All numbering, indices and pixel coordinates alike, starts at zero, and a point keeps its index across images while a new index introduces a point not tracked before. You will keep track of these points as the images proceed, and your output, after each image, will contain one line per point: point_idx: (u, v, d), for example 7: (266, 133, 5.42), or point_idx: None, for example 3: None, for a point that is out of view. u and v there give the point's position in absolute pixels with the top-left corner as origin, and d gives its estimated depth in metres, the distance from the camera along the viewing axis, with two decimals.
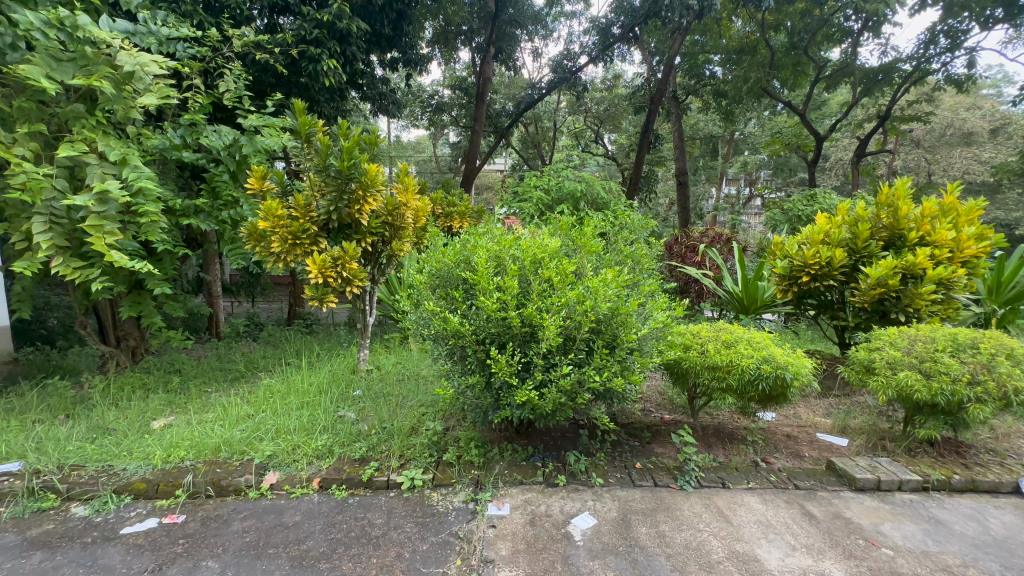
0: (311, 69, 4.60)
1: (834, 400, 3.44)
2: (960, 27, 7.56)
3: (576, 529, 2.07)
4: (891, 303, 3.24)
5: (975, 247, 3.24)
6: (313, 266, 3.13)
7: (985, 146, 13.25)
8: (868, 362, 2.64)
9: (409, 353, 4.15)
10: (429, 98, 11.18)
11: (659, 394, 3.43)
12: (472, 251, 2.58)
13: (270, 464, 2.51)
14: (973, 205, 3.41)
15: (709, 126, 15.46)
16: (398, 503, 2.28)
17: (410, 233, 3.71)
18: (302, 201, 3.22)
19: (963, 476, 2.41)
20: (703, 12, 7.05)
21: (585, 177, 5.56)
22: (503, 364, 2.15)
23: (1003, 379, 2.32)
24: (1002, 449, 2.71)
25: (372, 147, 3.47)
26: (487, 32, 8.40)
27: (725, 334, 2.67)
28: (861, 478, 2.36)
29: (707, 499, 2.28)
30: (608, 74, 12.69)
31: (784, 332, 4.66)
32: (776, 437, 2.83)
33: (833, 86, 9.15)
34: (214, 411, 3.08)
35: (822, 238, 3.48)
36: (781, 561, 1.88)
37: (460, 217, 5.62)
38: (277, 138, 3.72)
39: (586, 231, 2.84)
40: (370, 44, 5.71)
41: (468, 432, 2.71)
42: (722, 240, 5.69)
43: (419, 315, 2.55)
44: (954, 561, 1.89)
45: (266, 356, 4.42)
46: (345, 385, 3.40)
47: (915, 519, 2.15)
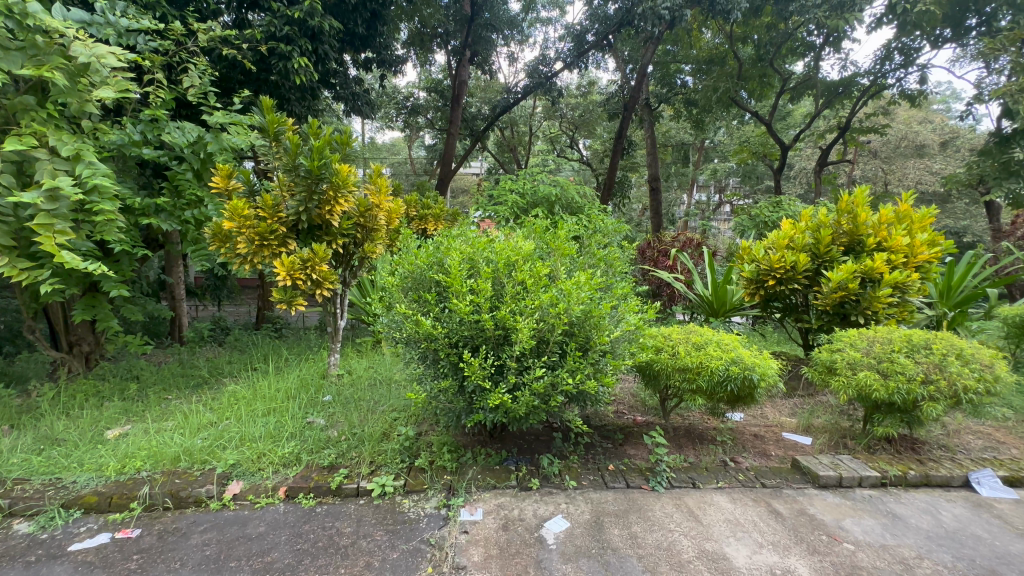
0: (281, 66, 4.48)
1: (799, 399, 3.55)
2: (913, 45, 7.97)
3: (550, 533, 2.06)
4: (851, 305, 3.37)
5: (929, 252, 3.39)
6: (281, 268, 3.04)
7: (936, 158, 14.00)
8: (829, 363, 2.73)
9: (381, 358, 4.07)
10: (404, 99, 11.17)
11: (632, 396, 3.47)
12: (445, 253, 2.57)
13: (233, 473, 2.42)
14: (926, 213, 3.55)
15: (680, 133, 15.85)
16: (368, 510, 2.23)
17: (383, 235, 3.63)
18: (270, 201, 3.13)
19: (918, 471, 2.51)
20: (674, 22, 7.20)
21: (560, 181, 5.63)
22: (476, 368, 2.13)
23: (954, 377, 2.44)
24: (953, 445, 2.85)
25: (344, 148, 3.41)
26: (463, 35, 8.37)
27: (695, 335, 2.73)
28: (824, 475, 2.43)
29: (679, 500, 2.30)
30: (583, 81, 12.86)
31: (751, 334, 4.79)
32: (744, 437, 2.90)
33: (797, 98, 9.51)
34: (174, 419, 2.95)
35: (787, 242, 3.59)
36: (749, 559, 1.91)
37: (435, 219, 5.58)
38: (244, 136, 3.60)
39: (559, 234, 2.85)
40: (344, 43, 5.63)
41: (441, 436, 2.68)
42: (693, 245, 5.82)
43: (391, 318, 2.52)
44: (910, 553, 1.97)
45: (231, 360, 4.26)
46: (314, 390, 3.31)
47: (874, 514, 2.23)
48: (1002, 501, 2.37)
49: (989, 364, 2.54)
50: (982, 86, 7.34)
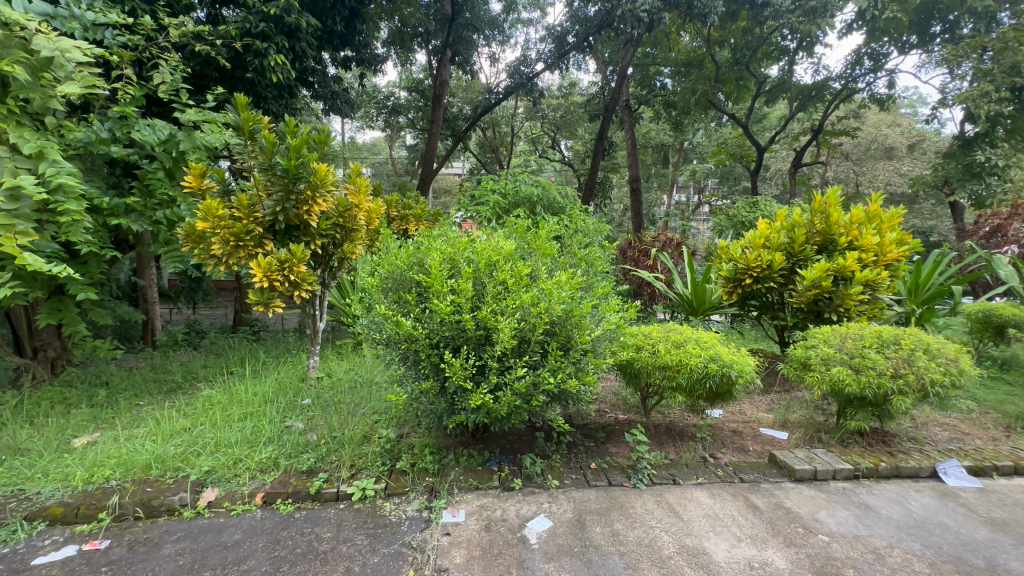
0: (257, 63, 4.38)
1: (776, 395, 3.62)
2: (882, 50, 8.22)
3: (532, 533, 2.06)
4: (825, 303, 3.47)
5: (897, 250, 3.50)
6: (258, 270, 2.97)
7: (904, 160, 14.49)
8: (804, 359, 2.81)
9: (362, 359, 4.01)
10: (385, 98, 11.06)
11: (614, 394, 3.50)
12: (426, 253, 2.55)
13: (207, 480, 2.36)
14: (894, 212, 3.66)
15: (660, 135, 16.06)
16: (349, 515, 2.20)
17: (362, 235, 3.59)
18: (245, 201, 3.06)
19: (889, 463, 2.59)
20: (653, 25, 7.29)
21: (542, 181, 5.64)
22: (457, 368, 2.11)
23: (921, 371, 2.51)
24: (922, 437, 2.95)
25: (322, 147, 3.35)
26: (444, 35, 8.31)
27: (675, 334, 2.77)
28: (799, 469, 2.49)
29: (660, 496, 2.32)
30: (564, 82, 12.92)
31: (730, 332, 4.87)
32: (723, 433, 2.95)
33: (773, 101, 9.72)
34: (146, 425, 2.86)
35: (763, 242, 3.68)
36: (728, 553, 1.95)
37: (416, 219, 5.55)
38: (218, 134, 3.51)
39: (540, 234, 2.85)
40: (322, 41, 5.55)
41: (423, 438, 2.66)
42: (673, 244, 5.90)
43: (371, 319, 2.50)
44: (881, 543, 2.02)
45: (207, 365, 4.16)
46: (293, 394, 3.24)
47: (847, 505, 2.29)
48: (967, 490, 2.46)
49: (954, 358, 2.63)
50: (946, 91, 7.60)
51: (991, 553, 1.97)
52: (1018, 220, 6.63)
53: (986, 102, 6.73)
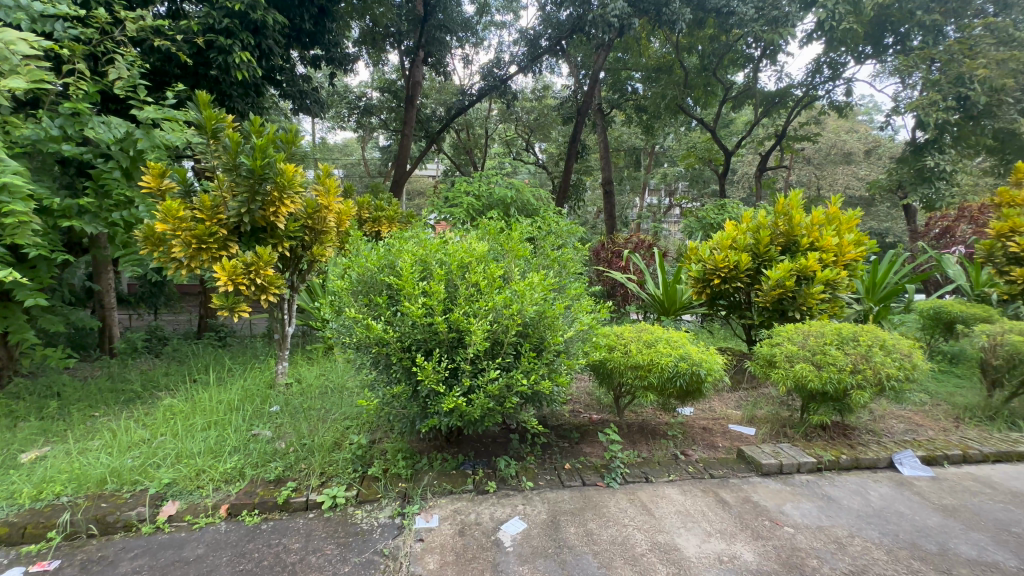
0: (221, 60, 4.25)
1: (743, 392, 3.72)
2: (840, 59, 8.58)
3: (506, 535, 2.05)
4: (788, 302, 3.59)
5: (855, 251, 3.65)
6: (222, 273, 2.87)
7: (862, 165, 15.17)
8: (770, 356, 2.89)
9: (333, 364, 3.92)
10: (356, 99, 10.91)
11: (588, 395, 3.52)
12: (397, 255, 2.52)
13: (167, 493, 2.26)
14: (852, 214, 3.82)
15: (632, 139, 16.35)
16: (318, 524, 2.14)
17: (332, 237, 3.52)
18: (208, 202, 2.95)
19: (849, 455, 2.69)
20: (624, 30, 7.40)
21: (515, 184, 5.65)
22: (430, 371, 2.09)
23: (878, 366, 2.62)
24: (879, 430, 3.08)
25: (290, 147, 3.26)
26: (416, 36, 8.19)
27: (646, 334, 2.81)
28: (766, 463, 2.57)
29: (632, 494, 2.35)
30: (538, 85, 12.98)
31: (700, 332, 4.99)
32: (694, 431, 3.01)
33: (739, 107, 10.02)
34: (101, 438, 2.72)
35: (730, 243, 3.77)
36: (698, 548, 1.98)
37: (389, 221, 5.48)
38: (179, 133, 3.38)
39: (513, 236, 2.85)
40: (290, 39, 5.41)
41: (395, 443, 2.62)
42: (644, 246, 6.00)
43: (341, 323, 2.45)
44: (842, 532, 2.10)
45: (168, 373, 3.98)
46: (260, 401, 3.14)
47: (811, 497, 2.37)
48: (921, 479, 2.58)
49: (908, 353, 2.75)
50: (899, 100, 7.99)
51: (943, 538, 2.07)
52: (964, 222, 7.02)
53: (934, 110, 7.09)
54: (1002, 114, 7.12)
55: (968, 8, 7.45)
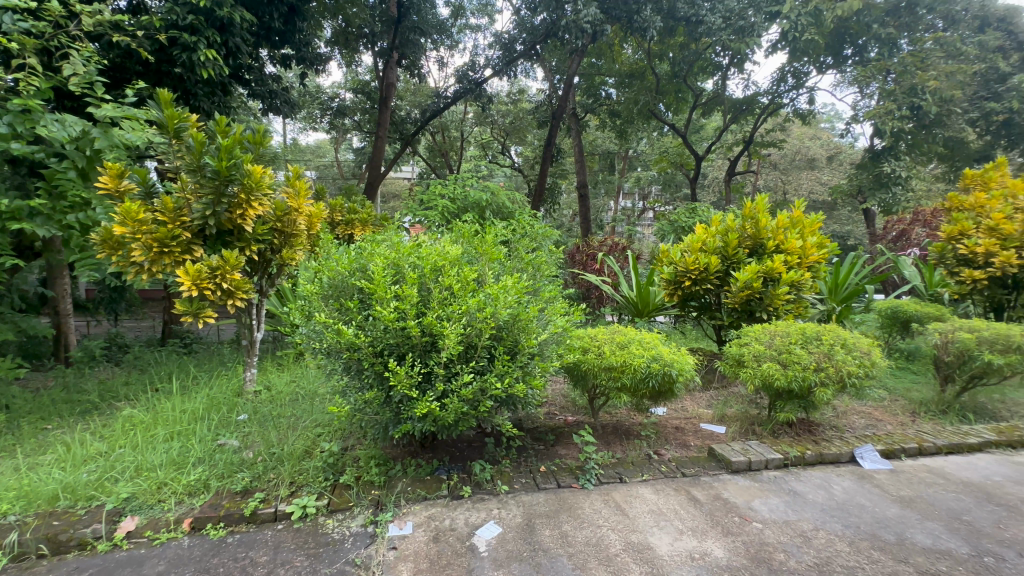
0: (184, 58, 4.11)
1: (714, 391, 3.81)
2: (803, 69, 8.93)
3: (481, 540, 2.04)
4: (756, 303, 3.69)
5: (817, 253, 3.79)
6: (186, 278, 2.77)
7: (824, 170, 15.81)
8: (738, 356, 2.97)
9: (304, 370, 3.83)
10: (329, 100, 10.74)
11: (563, 397, 3.54)
12: (369, 259, 2.48)
13: (126, 508, 2.16)
14: (815, 218, 3.96)
15: (606, 143, 16.60)
16: (287, 535, 2.08)
17: (303, 240, 3.44)
18: (170, 204, 2.84)
19: (814, 450, 2.78)
20: (597, 36, 7.50)
21: (490, 186, 5.65)
22: (402, 376, 2.06)
23: (840, 364, 2.72)
24: (842, 425, 3.20)
25: (258, 148, 3.17)
26: (390, 37, 8.09)
27: (619, 335, 2.84)
28: (735, 460, 2.63)
29: (606, 495, 2.37)
30: (513, 89, 13.04)
31: (673, 333, 5.08)
32: (667, 430, 3.06)
33: (709, 113, 10.29)
34: (54, 451, 2.58)
35: (700, 246, 3.87)
36: (671, 546, 2.01)
37: (362, 224, 5.40)
38: (140, 132, 3.24)
39: (487, 239, 2.84)
40: (259, 38, 5.28)
41: (368, 450, 2.58)
42: (618, 249, 6.08)
43: (311, 328, 2.40)
44: (808, 526, 2.17)
45: (128, 382, 3.81)
46: (227, 410, 3.04)
47: (778, 492, 2.44)
48: (881, 472, 2.69)
49: (867, 351, 2.87)
50: (858, 108, 8.35)
51: (901, 528, 2.16)
52: (919, 225, 7.38)
53: (890, 119, 7.46)
54: (950, 123, 7.65)
55: (919, 23, 7.94)
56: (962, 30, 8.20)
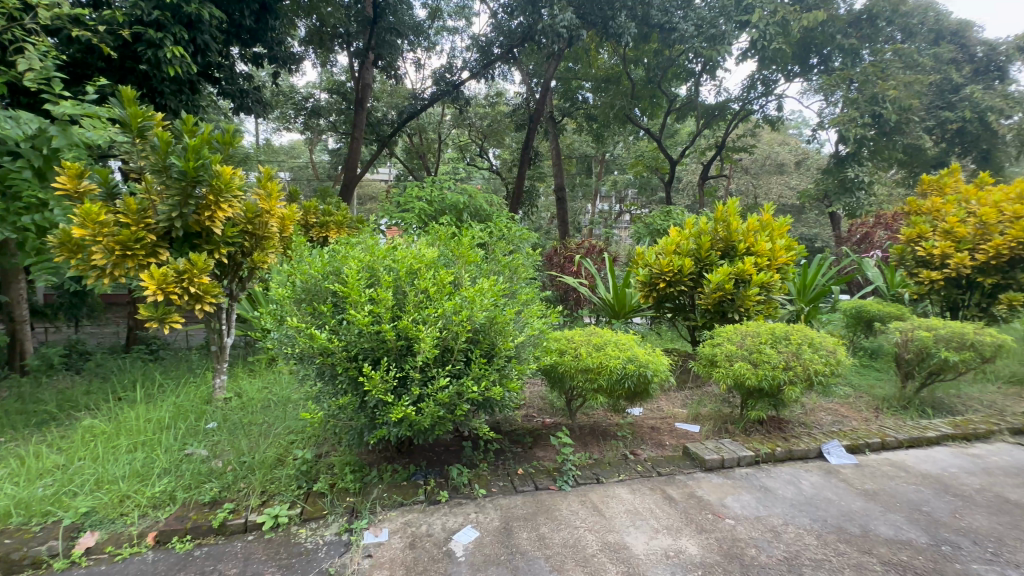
0: (149, 54, 3.97)
1: (689, 391, 3.88)
2: (771, 77, 9.19)
3: (458, 545, 2.02)
4: (728, 304, 3.78)
5: (786, 255, 3.90)
6: (150, 282, 2.67)
7: (793, 175, 16.34)
8: (711, 356, 3.04)
9: (277, 376, 3.73)
10: (303, 100, 10.55)
11: (541, 399, 3.55)
12: (343, 262, 2.45)
13: (86, 523, 2.07)
14: (783, 221, 4.08)
15: (583, 147, 16.78)
16: (257, 546, 2.02)
17: (275, 243, 3.36)
18: (134, 205, 2.74)
19: (783, 447, 2.86)
20: (573, 41, 7.59)
21: (468, 189, 5.64)
22: (377, 381, 2.03)
23: (807, 362, 2.81)
24: (810, 422, 3.30)
25: (227, 148, 3.09)
26: (365, 38, 7.99)
27: (596, 337, 2.87)
28: (709, 459, 2.68)
29: (584, 496, 2.39)
30: (491, 92, 13.05)
31: (649, 334, 5.16)
32: (643, 431, 3.10)
33: (682, 118, 10.51)
34: (7, 465, 2.45)
35: (674, 248, 3.95)
36: (646, 545, 2.04)
37: (338, 226, 5.31)
38: (101, 131, 3.11)
39: (464, 242, 2.83)
40: (228, 35, 5.16)
41: (343, 456, 2.54)
42: (595, 251, 6.15)
43: (283, 333, 2.35)
44: (778, 521, 2.22)
45: (89, 391, 3.65)
46: (195, 418, 2.93)
47: (750, 489, 2.50)
48: (847, 466, 2.78)
49: (833, 350, 2.96)
50: (823, 116, 8.65)
51: (866, 521, 2.24)
52: (881, 228, 7.69)
53: (853, 126, 7.76)
54: (909, 131, 8.10)
55: (879, 35, 8.29)
56: (919, 42, 8.61)
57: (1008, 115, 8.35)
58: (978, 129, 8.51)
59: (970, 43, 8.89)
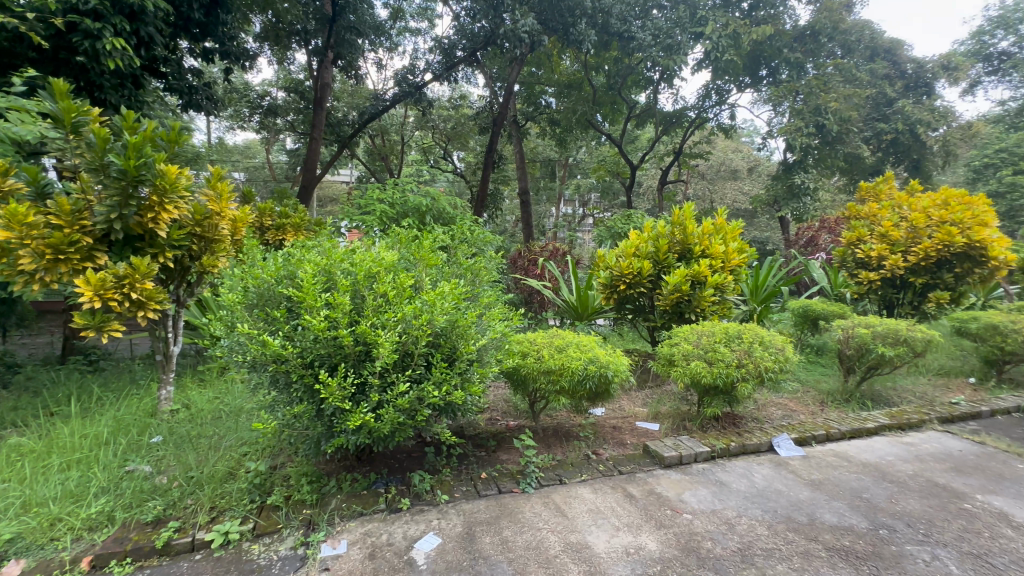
0: (86, 45, 3.71)
1: (649, 390, 3.98)
2: (725, 87, 9.56)
3: (419, 553, 1.99)
4: (685, 305, 3.91)
5: (739, 257, 4.07)
6: (86, 288, 2.49)
7: (746, 181, 17.09)
8: (669, 356, 3.14)
9: (229, 385, 3.57)
10: (258, 98, 10.14)
11: (505, 402, 3.55)
12: (298, 266, 2.37)
13: (10, 550, 1.90)
14: (735, 225, 4.26)
15: (546, 151, 16.96)
16: (205, 565, 1.92)
17: (226, 246, 3.21)
18: (66, 205, 2.55)
19: (737, 442, 2.97)
20: (535, 46, 7.68)
21: (431, 192, 5.59)
22: (334, 388, 1.97)
23: (758, 360, 2.94)
24: (762, 417, 3.45)
25: (172, 146, 2.93)
26: (324, 35, 7.77)
27: (558, 339, 2.90)
28: (667, 456, 2.76)
29: (547, 498, 2.40)
30: (455, 94, 12.98)
31: (611, 335, 5.26)
32: (605, 430, 3.16)
33: (642, 124, 10.79)
34: None
35: (634, 251, 4.05)
36: (607, 543, 2.07)
37: (295, 229, 5.15)
38: (30, 125, 2.88)
39: (424, 245, 2.80)
40: (176, 28, 4.90)
41: (300, 467, 2.45)
42: (559, 254, 6.22)
43: (234, 340, 2.25)
44: (732, 514, 2.31)
45: (17, 407, 3.36)
46: (137, 432, 2.76)
47: (706, 484, 2.58)
48: (795, 458, 2.92)
49: (781, 348, 3.11)
50: (772, 125, 9.10)
51: (812, 510, 2.36)
52: (825, 233, 8.16)
53: (799, 136, 8.21)
54: (849, 140, 8.58)
55: (822, 50, 8.81)
56: (856, 58, 9.19)
57: (934, 127, 9.06)
58: (909, 140, 9.24)
59: (901, 60, 9.55)
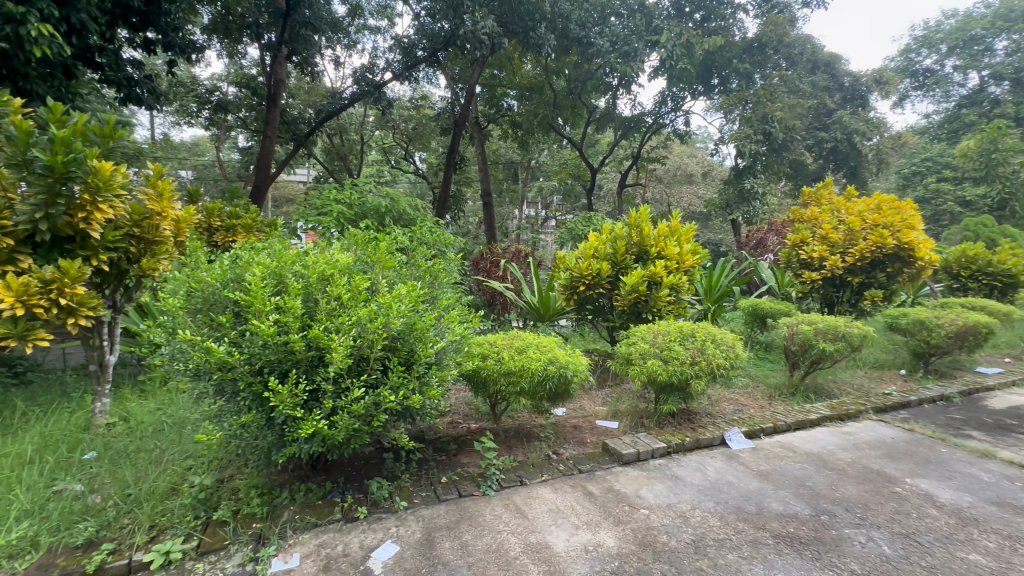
0: (9, 31, 3.40)
1: (609, 389, 4.06)
2: (680, 95, 9.96)
3: (377, 562, 1.94)
4: (642, 305, 4.01)
5: (692, 259, 4.21)
6: (5, 293, 2.29)
7: (700, 185, 17.74)
8: (627, 355, 3.20)
9: (172, 395, 3.37)
10: (207, 93, 9.54)
11: (466, 404, 3.52)
12: (246, 268, 2.26)
13: None
14: (689, 227, 4.40)
15: (508, 153, 17.02)
16: None
17: (168, 248, 3.03)
18: None
19: (692, 437, 3.08)
20: (496, 48, 7.70)
21: (390, 193, 5.49)
22: (285, 396, 1.90)
23: (710, 357, 3.05)
24: (715, 412, 3.59)
25: (106, 142, 2.74)
26: (278, 30, 7.49)
27: (518, 341, 2.90)
28: (626, 453, 2.82)
29: (507, 499, 2.40)
30: (417, 94, 12.60)
31: (572, 335, 5.33)
32: (565, 430, 3.19)
33: (602, 129, 11.01)
34: None
35: (593, 252, 4.12)
36: (567, 542, 2.09)
37: (246, 230, 4.94)
38: None
39: (381, 246, 2.74)
40: (112, 15, 4.57)
41: (249, 479, 2.34)
42: (521, 256, 6.25)
43: (175, 347, 2.13)
44: (686, 507, 2.38)
45: None
46: (67, 449, 2.56)
47: (662, 479, 2.65)
48: (745, 451, 3.05)
49: (732, 345, 3.23)
50: (722, 133, 9.57)
51: (761, 499, 2.47)
52: (773, 235, 8.58)
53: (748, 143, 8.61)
54: (793, 148, 9.11)
55: (768, 62, 9.28)
56: (799, 70, 9.73)
57: (868, 137, 9.73)
58: (847, 149, 9.89)
59: (839, 74, 10.19)
